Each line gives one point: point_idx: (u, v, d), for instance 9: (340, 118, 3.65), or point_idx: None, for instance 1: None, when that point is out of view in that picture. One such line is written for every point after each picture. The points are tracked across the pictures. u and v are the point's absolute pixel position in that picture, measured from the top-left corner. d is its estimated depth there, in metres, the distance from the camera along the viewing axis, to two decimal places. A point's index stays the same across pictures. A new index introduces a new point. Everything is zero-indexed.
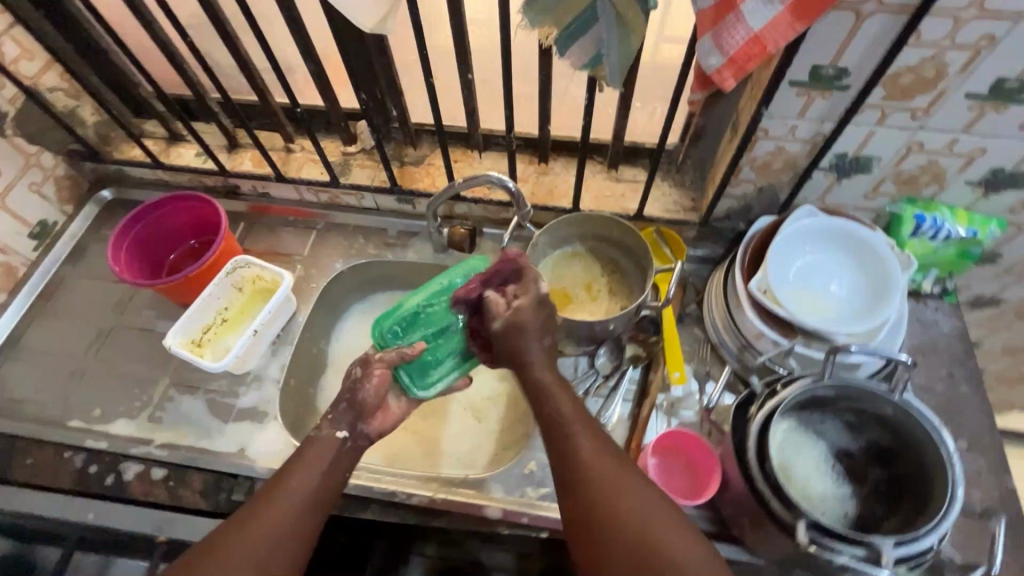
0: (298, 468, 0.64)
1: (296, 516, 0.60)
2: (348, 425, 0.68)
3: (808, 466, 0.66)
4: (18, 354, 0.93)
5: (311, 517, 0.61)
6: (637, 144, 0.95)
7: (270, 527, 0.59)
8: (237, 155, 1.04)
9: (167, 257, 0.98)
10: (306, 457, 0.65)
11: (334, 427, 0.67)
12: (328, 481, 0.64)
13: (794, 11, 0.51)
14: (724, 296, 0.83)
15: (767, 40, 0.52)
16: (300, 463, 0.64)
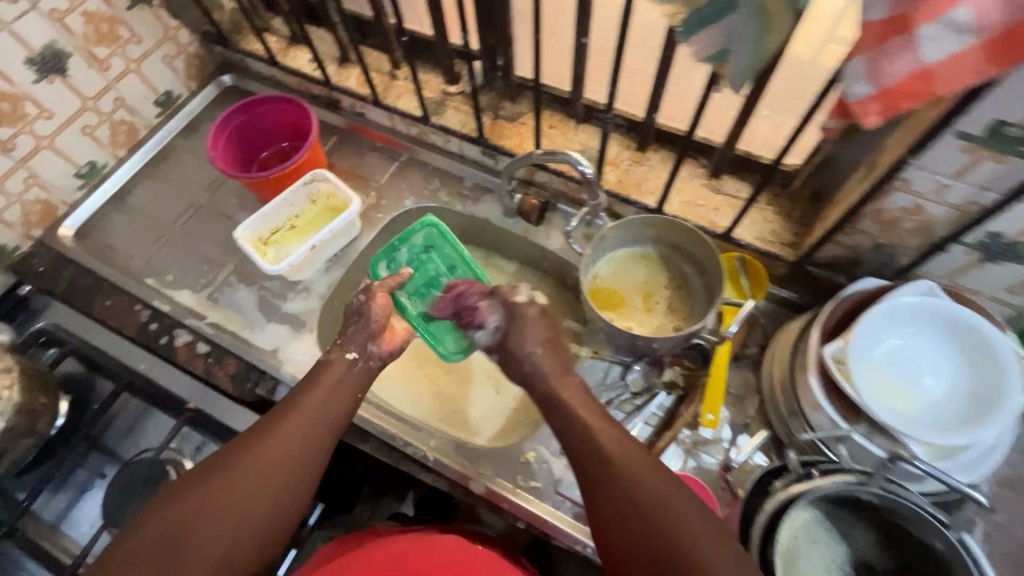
0: (310, 387, 0.67)
1: (311, 425, 0.64)
2: (358, 349, 0.72)
3: (817, 566, 0.59)
4: (123, 207, 1.03)
5: (327, 425, 0.65)
6: (750, 156, 0.83)
7: (290, 433, 0.62)
8: (344, 70, 1.05)
9: (260, 153, 1.03)
10: (320, 378, 0.68)
11: (344, 349, 0.71)
12: (338, 398, 0.68)
13: (988, 51, 0.40)
14: (793, 351, 0.74)
15: (937, 79, 0.42)
16: (313, 382, 0.68)
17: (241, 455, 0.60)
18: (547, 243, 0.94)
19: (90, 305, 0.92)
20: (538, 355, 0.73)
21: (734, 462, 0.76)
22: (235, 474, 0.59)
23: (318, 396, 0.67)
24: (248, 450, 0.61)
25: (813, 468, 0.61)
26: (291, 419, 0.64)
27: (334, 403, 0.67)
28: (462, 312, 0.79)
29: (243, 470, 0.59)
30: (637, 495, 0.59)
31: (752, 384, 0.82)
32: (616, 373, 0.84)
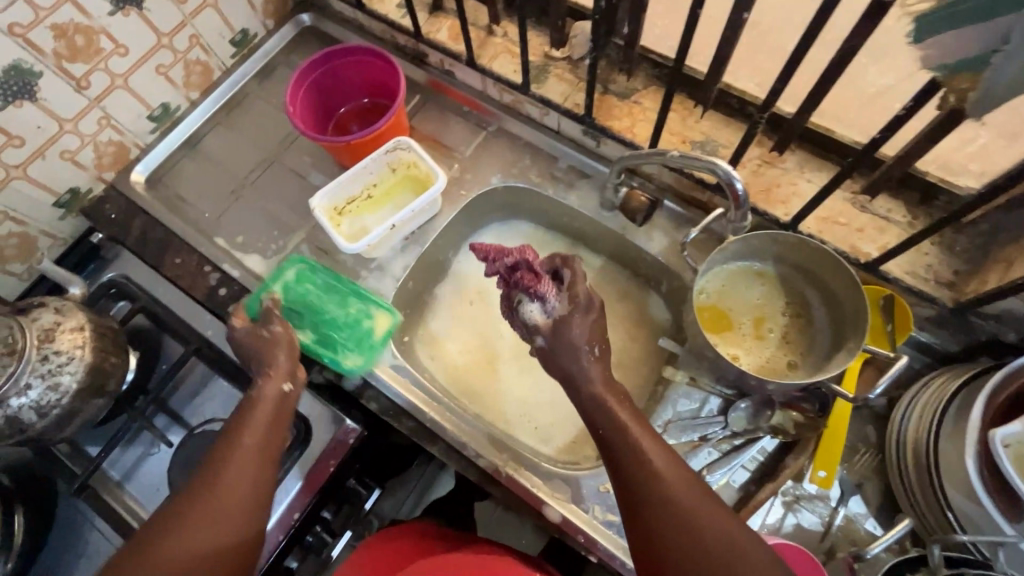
0: (247, 422, 0.64)
1: (254, 461, 0.62)
2: (290, 377, 0.69)
3: None
4: (194, 153, 0.98)
5: (271, 454, 0.64)
6: (915, 174, 0.68)
7: (237, 472, 0.60)
8: (436, 21, 0.94)
9: (337, 110, 0.95)
10: (254, 411, 0.65)
11: (278, 379, 0.68)
12: (276, 426, 0.66)
13: None
14: (940, 417, 0.62)
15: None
16: (246, 416, 0.65)
17: (187, 506, 0.58)
18: (647, 245, 0.83)
19: (160, 261, 0.89)
20: (588, 358, 0.63)
21: (869, 553, 0.63)
22: (189, 521, 0.56)
23: (257, 430, 0.64)
24: (191, 504, 0.57)
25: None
26: (232, 460, 0.61)
27: (272, 433, 0.65)
28: (518, 279, 0.66)
29: (195, 520, 0.56)
30: (682, 515, 0.53)
31: (871, 439, 0.72)
32: (713, 407, 0.75)
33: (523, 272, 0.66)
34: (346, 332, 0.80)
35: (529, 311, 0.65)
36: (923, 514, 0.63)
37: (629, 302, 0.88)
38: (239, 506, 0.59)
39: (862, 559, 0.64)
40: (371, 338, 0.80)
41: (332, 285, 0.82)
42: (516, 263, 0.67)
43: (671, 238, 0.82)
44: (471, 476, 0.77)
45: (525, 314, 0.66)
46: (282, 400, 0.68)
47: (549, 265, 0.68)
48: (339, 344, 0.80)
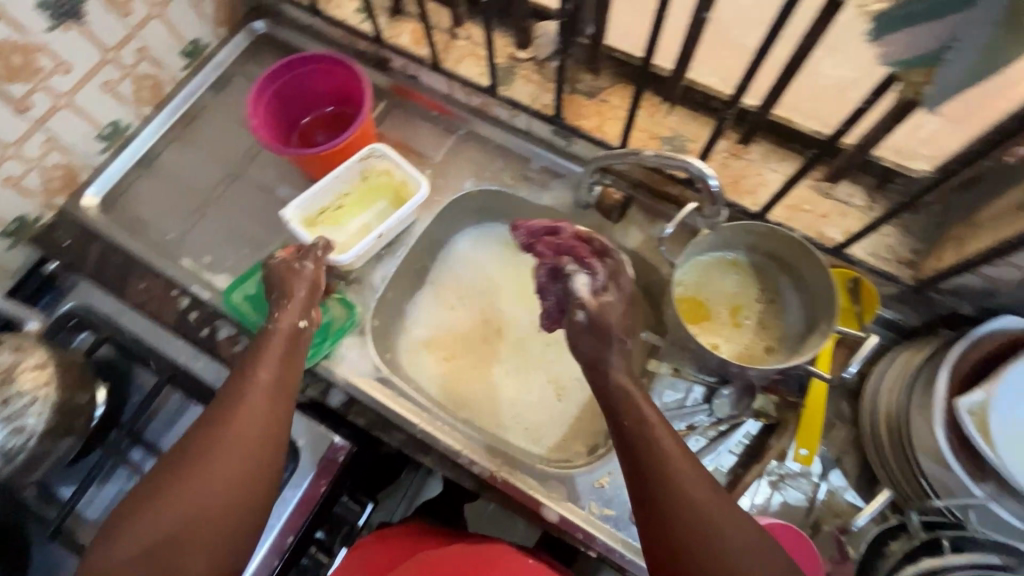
0: (255, 360, 0.65)
1: (267, 400, 0.63)
2: (304, 314, 0.71)
3: None
4: (150, 171, 0.93)
5: (285, 397, 0.64)
6: (874, 160, 0.72)
7: (249, 415, 0.61)
8: (397, 24, 0.93)
9: (301, 119, 0.92)
10: (266, 348, 0.66)
11: (293, 317, 0.70)
12: (288, 365, 0.67)
13: None
14: (910, 389, 0.66)
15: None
16: (259, 353, 0.66)
17: (201, 445, 0.59)
18: (624, 241, 0.84)
19: (123, 287, 0.85)
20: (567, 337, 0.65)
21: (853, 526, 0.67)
22: (201, 468, 0.57)
23: (269, 366, 0.65)
24: (204, 445, 0.59)
25: (944, 538, 0.59)
26: (246, 400, 0.62)
27: (286, 371, 0.66)
28: (572, 247, 0.70)
29: (209, 464, 0.58)
30: (686, 500, 0.54)
31: (846, 414, 0.75)
32: (698, 395, 0.77)
33: (576, 244, 0.70)
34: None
35: (581, 281, 0.66)
36: (904, 485, 0.66)
37: None
38: (250, 456, 0.59)
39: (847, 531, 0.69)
40: (326, 332, 0.81)
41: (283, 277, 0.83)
42: (564, 241, 0.71)
43: (646, 232, 0.83)
44: (466, 483, 0.77)
45: (574, 284, 0.66)
46: (297, 336, 0.69)
47: (596, 244, 0.70)
48: None
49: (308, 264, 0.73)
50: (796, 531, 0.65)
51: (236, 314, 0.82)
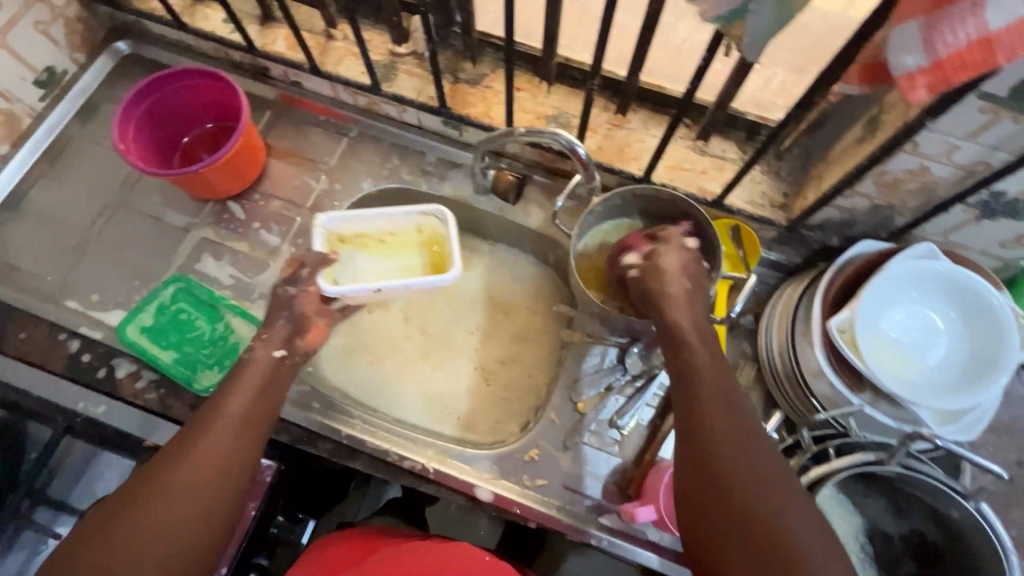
0: (230, 391, 0.63)
1: (236, 432, 0.60)
2: (283, 343, 0.69)
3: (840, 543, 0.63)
4: (19, 214, 0.86)
5: (257, 428, 0.62)
6: (738, 114, 0.77)
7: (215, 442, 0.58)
8: (270, 32, 0.89)
9: (181, 139, 0.88)
10: (239, 378, 0.64)
11: (270, 347, 0.68)
12: (264, 396, 0.64)
13: None
14: (793, 320, 0.72)
15: (1000, 46, 0.41)
16: (230, 383, 0.64)
17: (163, 474, 0.55)
18: (526, 221, 0.86)
19: (2, 340, 0.79)
20: None
21: None
22: (158, 501, 0.53)
23: (243, 396, 0.63)
24: (164, 472, 0.55)
25: (829, 447, 0.65)
26: (216, 429, 0.59)
27: (257, 399, 0.64)
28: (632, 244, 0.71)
29: (165, 494, 0.53)
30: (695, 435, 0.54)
31: (748, 352, 0.80)
32: (612, 356, 0.80)
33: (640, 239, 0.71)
34: (211, 348, 0.78)
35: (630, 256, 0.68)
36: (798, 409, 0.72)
37: (522, 279, 0.91)
38: (213, 488, 0.56)
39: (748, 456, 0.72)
40: (236, 353, 0.78)
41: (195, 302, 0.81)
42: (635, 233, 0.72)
43: (546, 210, 0.86)
44: (401, 481, 0.77)
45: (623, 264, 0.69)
46: (275, 367, 0.67)
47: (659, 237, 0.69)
48: (201, 361, 0.78)
49: (295, 288, 0.72)
50: None
51: (133, 348, 0.78)
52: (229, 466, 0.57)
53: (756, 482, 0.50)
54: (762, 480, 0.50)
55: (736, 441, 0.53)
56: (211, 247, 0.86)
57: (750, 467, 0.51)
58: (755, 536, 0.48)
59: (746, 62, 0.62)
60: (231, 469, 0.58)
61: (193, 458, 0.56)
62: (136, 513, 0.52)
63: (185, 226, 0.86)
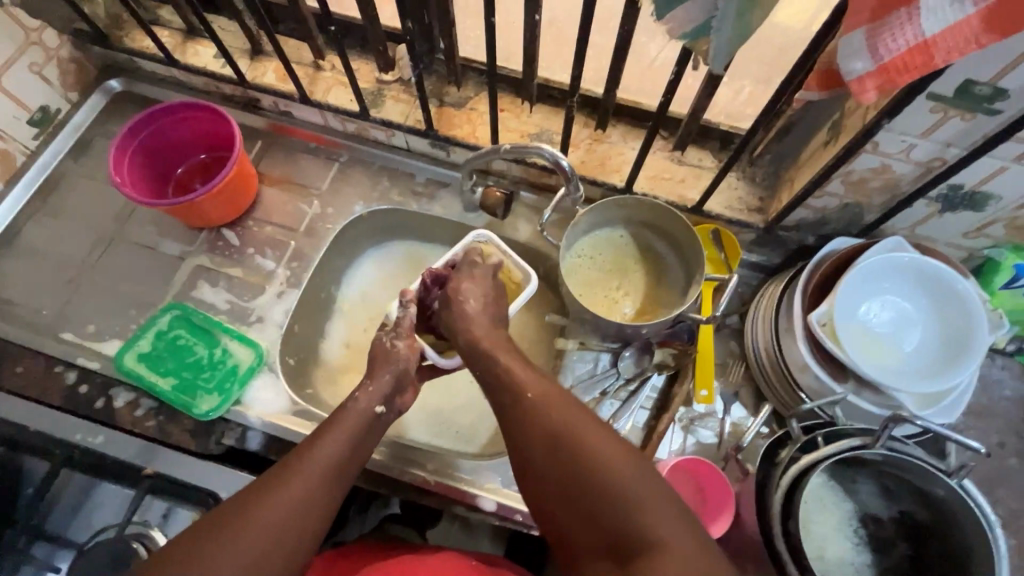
0: (328, 432, 0.60)
1: (324, 482, 0.57)
2: (383, 399, 0.66)
3: (830, 527, 0.68)
4: (13, 249, 0.87)
5: (343, 476, 0.59)
6: (711, 124, 0.81)
7: (300, 488, 0.55)
8: (259, 64, 0.92)
9: (174, 170, 0.91)
10: (336, 427, 0.61)
11: (370, 400, 0.64)
12: (360, 445, 0.62)
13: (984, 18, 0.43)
14: (775, 317, 0.75)
15: (936, 49, 0.45)
16: (327, 431, 0.61)
17: (247, 516, 0.52)
18: (515, 235, 0.89)
19: None
20: (470, 336, 0.67)
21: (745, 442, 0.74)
22: (236, 534, 0.51)
23: (336, 446, 0.60)
24: (254, 505, 0.53)
25: (817, 435, 0.64)
26: (301, 475, 0.56)
27: (353, 454, 0.61)
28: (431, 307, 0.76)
29: (251, 530, 0.52)
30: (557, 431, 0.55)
31: (736, 351, 0.83)
32: (605, 362, 0.82)
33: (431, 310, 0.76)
34: (209, 372, 0.79)
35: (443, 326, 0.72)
36: (785, 402, 0.75)
37: None
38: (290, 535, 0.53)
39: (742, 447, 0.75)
40: (235, 376, 0.79)
41: (198, 326, 0.82)
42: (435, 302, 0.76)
43: (534, 224, 0.89)
44: (401, 496, 0.78)
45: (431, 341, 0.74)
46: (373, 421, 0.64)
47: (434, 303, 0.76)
48: (200, 386, 0.78)
49: (401, 342, 0.70)
50: (693, 458, 0.72)
51: (130, 376, 0.78)
52: (309, 510, 0.55)
53: (612, 473, 0.51)
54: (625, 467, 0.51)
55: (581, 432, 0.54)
56: (206, 274, 0.87)
57: (614, 460, 0.52)
58: (611, 529, 0.50)
59: (713, 76, 0.67)
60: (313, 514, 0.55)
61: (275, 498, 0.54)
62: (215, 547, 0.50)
63: (181, 254, 0.88)
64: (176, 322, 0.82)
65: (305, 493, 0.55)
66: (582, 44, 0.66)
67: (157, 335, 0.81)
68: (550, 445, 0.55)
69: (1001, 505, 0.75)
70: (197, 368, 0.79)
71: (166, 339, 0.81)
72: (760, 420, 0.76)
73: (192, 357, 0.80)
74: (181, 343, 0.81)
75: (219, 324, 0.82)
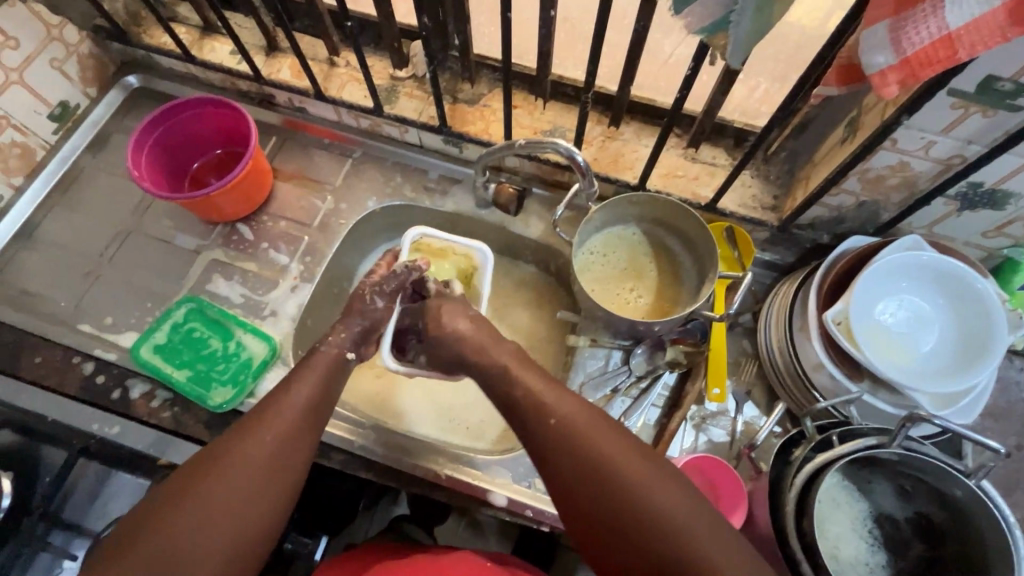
0: (289, 386, 0.60)
1: (286, 438, 0.56)
2: (353, 346, 0.65)
3: (843, 527, 0.67)
4: (33, 242, 0.89)
5: (313, 430, 0.59)
6: (726, 121, 0.80)
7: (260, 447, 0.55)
8: (275, 61, 0.93)
9: (191, 164, 0.92)
10: (297, 378, 0.61)
11: (341, 345, 0.64)
12: (324, 396, 0.61)
13: (1010, 12, 0.43)
14: (788, 315, 0.75)
15: (960, 44, 0.45)
16: (288, 384, 0.60)
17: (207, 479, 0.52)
18: (527, 232, 0.89)
19: (16, 365, 0.81)
20: None
21: (758, 440, 0.74)
22: (213, 484, 0.52)
23: (296, 399, 0.59)
24: (217, 466, 0.53)
25: (832, 435, 0.64)
26: (262, 432, 0.56)
27: (317, 407, 0.60)
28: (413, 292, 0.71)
29: (215, 492, 0.52)
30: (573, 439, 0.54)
31: (749, 350, 0.83)
32: (616, 359, 0.82)
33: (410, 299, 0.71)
34: (224, 365, 0.80)
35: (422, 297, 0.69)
36: (799, 402, 0.75)
37: (525, 289, 0.93)
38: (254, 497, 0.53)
39: (755, 446, 0.74)
40: (249, 368, 0.80)
41: (213, 319, 0.82)
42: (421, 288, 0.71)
43: (546, 221, 0.89)
44: (411, 489, 0.78)
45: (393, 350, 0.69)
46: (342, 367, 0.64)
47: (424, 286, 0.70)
48: (214, 378, 0.79)
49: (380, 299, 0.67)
50: (703, 456, 0.72)
51: (146, 368, 0.79)
52: (285, 460, 0.56)
53: (637, 482, 0.52)
54: (645, 476, 0.52)
55: (601, 443, 0.54)
56: (221, 268, 0.88)
57: (637, 473, 0.52)
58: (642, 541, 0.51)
59: (729, 72, 0.66)
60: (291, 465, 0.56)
61: (247, 447, 0.54)
62: (189, 506, 0.51)
63: (196, 248, 0.89)
64: (190, 315, 0.83)
65: (267, 452, 0.55)
66: (598, 40, 0.66)
67: (173, 327, 0.82)
68: (570, 455, 0.54)
69: (1019, 508, 0.74)
70: (212, 360, 0.80)
71: (182, 331, 0.82)
72: (772, 419, 0.76)
73: (207, 350, 0.81)
74: (196, 335, 0.82)
75: (234, 317, 0.83)
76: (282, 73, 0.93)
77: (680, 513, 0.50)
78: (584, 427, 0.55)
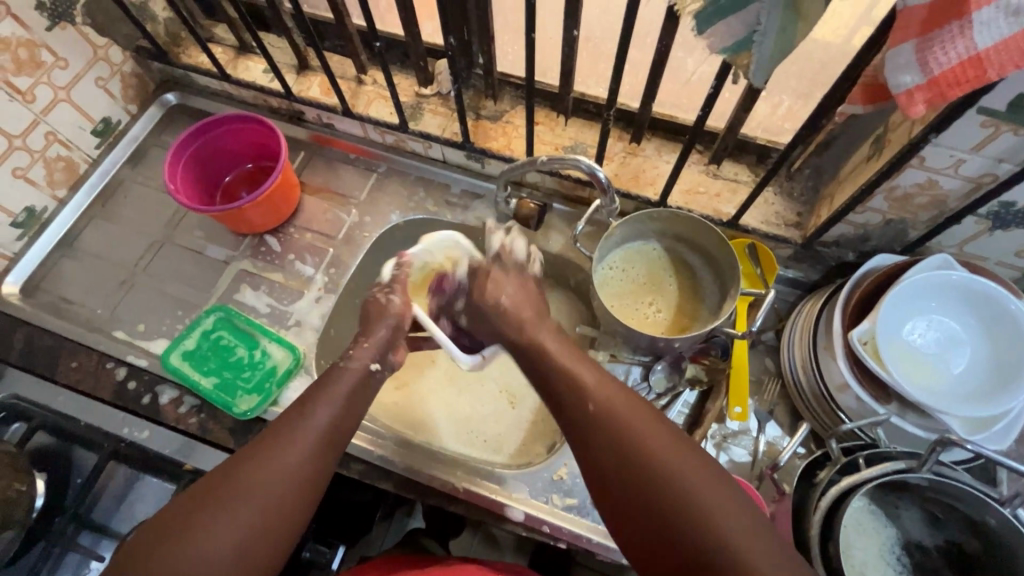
0: (321, 397, 0.60)
1: (317, 446, 0.57)
2: (379, 356, 0.66)
3: (871, 552, 0.65)
4: (73, 251, 0.93)
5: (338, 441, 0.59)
6: (748, 138, 0.80)
7: (292, 455, 0.55)
8: (306, 79, 0.96)
9: (222, 178, 0.95)
10: (332, 387, 0.62)
11: (366, 358, 0.65)
12: (353, 405, 0.62)
13: None
14: (813, 333, 0.74)
15: (989, 63, 0.45)
16: (322, 393, 0.61)
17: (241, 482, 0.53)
18: (547, 246, 0.90)
19: (54, 369, 0.83)
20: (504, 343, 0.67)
21: (783, 461, 0.72)
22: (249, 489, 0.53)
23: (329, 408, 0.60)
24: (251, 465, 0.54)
25: (859, 457, 0.63)
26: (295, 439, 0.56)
27: (347, 417, 0.61)
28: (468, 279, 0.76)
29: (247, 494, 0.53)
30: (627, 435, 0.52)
31: (771, 369, 0.82)
32: (637, 374, 0.81)
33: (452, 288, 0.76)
34: (249, 372, 0.82)
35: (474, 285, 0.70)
36: (824, 423, 0.73)
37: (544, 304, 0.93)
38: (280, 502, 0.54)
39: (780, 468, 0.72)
40: (273, 376, 0.82)
41: (240, 328, 0.85)
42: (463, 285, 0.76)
43: (566, 235, 0.89)
44: (428, 502, 0.78)
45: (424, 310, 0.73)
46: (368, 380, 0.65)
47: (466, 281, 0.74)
48: (239, 385, 0.81)
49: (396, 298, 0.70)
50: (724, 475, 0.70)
51: (175, 374, 0.81)
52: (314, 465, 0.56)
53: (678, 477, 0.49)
54: (702, 485, 0.48)
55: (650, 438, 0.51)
56: (249, 278, 0.90)
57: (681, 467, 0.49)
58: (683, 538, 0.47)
59: (752, 89, 0.66)
60: (308, 468, 0.56)
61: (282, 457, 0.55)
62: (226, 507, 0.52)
63: (225, 259, 0.92)
64: (219, 323, 0.85)
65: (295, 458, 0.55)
66: (621, 59, 0.67)
67: (202, 333, 0.84)
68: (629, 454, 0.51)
69: None
70: (237, 367, 0.82)
71: (210, 338, 0.84)
72: (797, 441, 0.74)
73: (231, 358, 0.83)
74: (223, 342, 0.84)
75: (260, 327, 0.85)
76: (310, 90, 0.96)
77: (726, 524, 0.46)
78: (642, 425, 0.52)
